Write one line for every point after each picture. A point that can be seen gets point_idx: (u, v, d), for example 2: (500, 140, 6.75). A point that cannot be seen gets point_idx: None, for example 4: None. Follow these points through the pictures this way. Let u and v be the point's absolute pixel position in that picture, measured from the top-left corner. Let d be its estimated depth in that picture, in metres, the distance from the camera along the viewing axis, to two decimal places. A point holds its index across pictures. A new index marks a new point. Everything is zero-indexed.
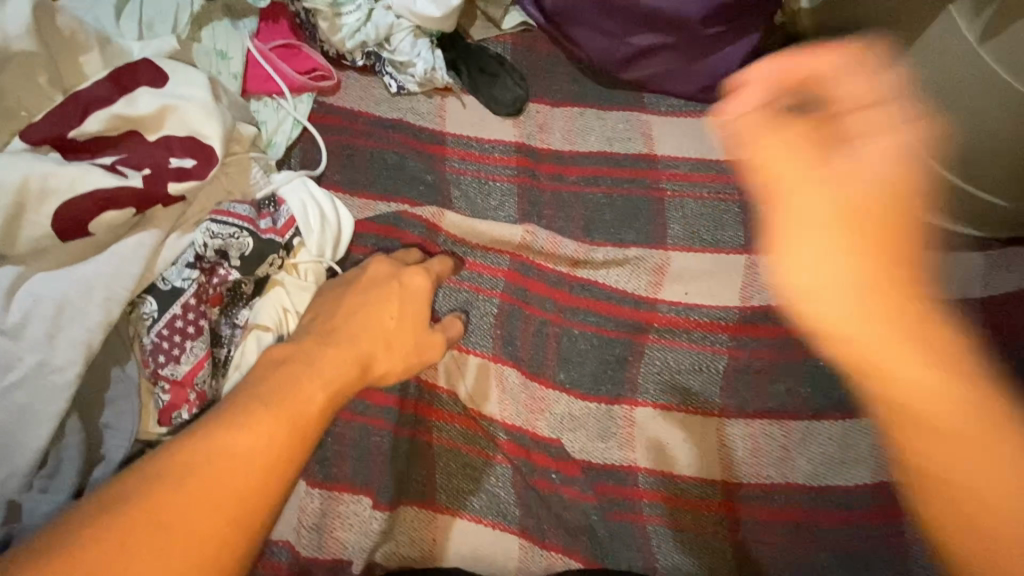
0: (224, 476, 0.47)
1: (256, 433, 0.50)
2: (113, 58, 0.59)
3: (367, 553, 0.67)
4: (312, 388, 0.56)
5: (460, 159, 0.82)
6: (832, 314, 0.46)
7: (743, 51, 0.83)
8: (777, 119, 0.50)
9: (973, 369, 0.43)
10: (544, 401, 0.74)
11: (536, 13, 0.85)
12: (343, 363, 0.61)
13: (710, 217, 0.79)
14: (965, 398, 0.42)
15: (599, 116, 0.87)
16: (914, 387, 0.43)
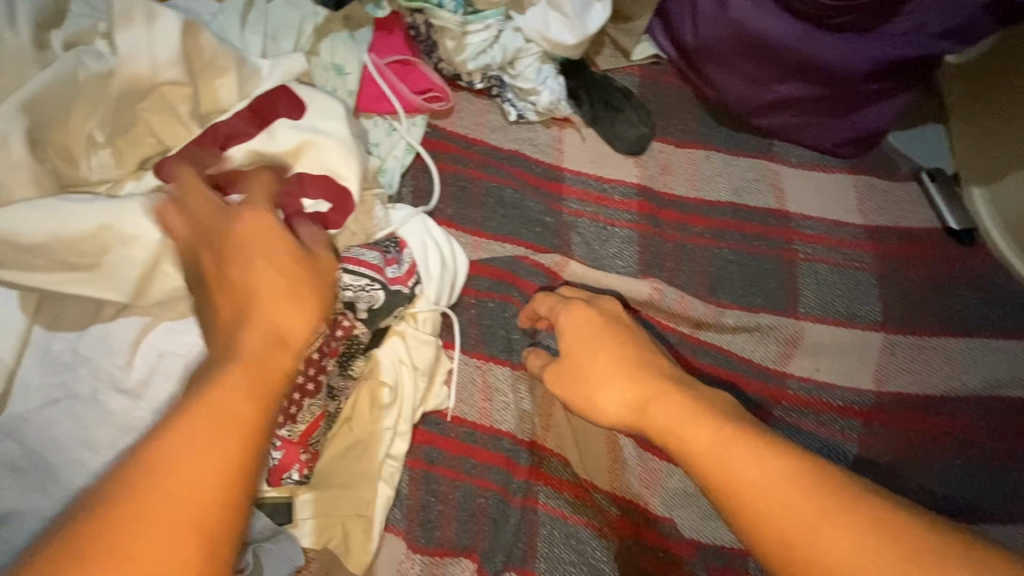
0: (162, 505, 0.31)
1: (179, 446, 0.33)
2: (249, 83, 0.54)
3: None
4: (232, 378, 0.36)
5: (578, 199, 0.76)
6: (682, 450, 0.43)
7: (890, 111, 0.76)
8: (573, 372, 0.56)
9: (741, 442, 0.40)
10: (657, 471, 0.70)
11: (670, 48, 0.79)
12: (247, 370, 0.37)
13: (845, 287, 0.74)
14: (779, 479, 0.37)
15: (727, 161, 0.80)
16: (751, 490, 0.37)
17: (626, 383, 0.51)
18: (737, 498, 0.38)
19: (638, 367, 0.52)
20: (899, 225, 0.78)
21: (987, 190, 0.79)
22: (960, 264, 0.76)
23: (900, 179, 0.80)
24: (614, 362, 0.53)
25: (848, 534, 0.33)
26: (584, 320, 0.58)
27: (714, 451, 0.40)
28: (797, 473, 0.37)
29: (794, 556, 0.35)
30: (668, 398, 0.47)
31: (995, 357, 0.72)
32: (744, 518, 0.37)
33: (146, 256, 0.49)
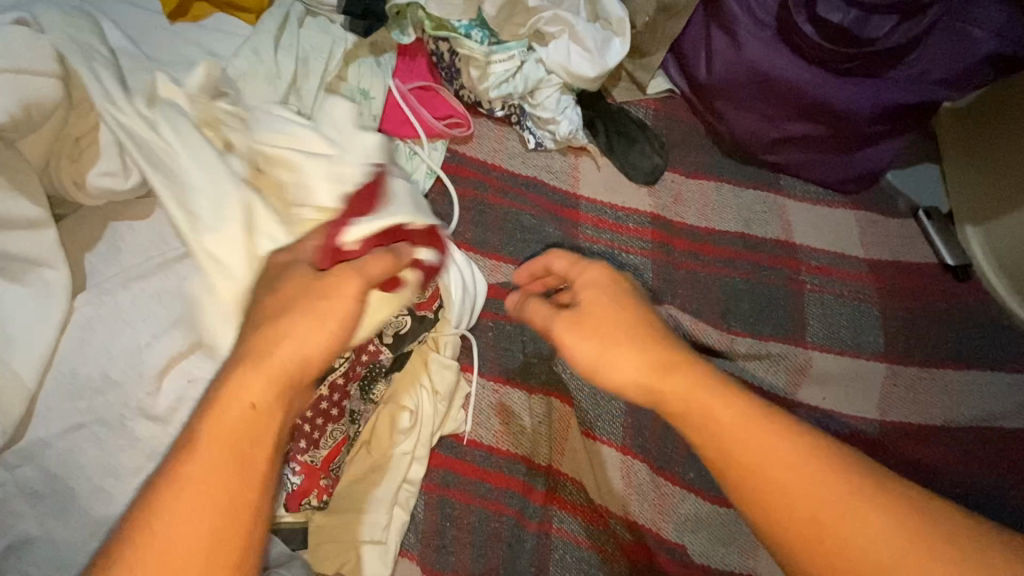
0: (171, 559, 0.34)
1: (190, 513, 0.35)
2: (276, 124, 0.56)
3: None
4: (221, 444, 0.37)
5: (593, 225, 0.78)
6: (715, 445, 0.40)
7: (890, 152, 0.80)
8: (592, 332, 0.45)
9: (787, 457, 0.38)
10: (672, 497, 0.69)
11: (683, 82, 0.82)
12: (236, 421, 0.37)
13: (849, 317, 0.77)
14: (823, 496, 0.37)
15: (735, 193, 0.83)
16: (782, 494, 0.37)
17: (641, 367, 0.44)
18: (758, 492, 0.38)
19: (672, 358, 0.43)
20: (898, 260, 0.81)
21: (982, 230, 0.83)
22: (955, 298, 0.79)
23: (898, 216, 0.85)
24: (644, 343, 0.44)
25: (877, 544, 0.35)
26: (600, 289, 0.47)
27: (757, 447, 0.39)
28: (833, 489, 0.37)
29: (804, 544, 0.36)
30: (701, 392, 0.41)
31: (993, 389, 0.74)
32: (760, 505, 0.38)
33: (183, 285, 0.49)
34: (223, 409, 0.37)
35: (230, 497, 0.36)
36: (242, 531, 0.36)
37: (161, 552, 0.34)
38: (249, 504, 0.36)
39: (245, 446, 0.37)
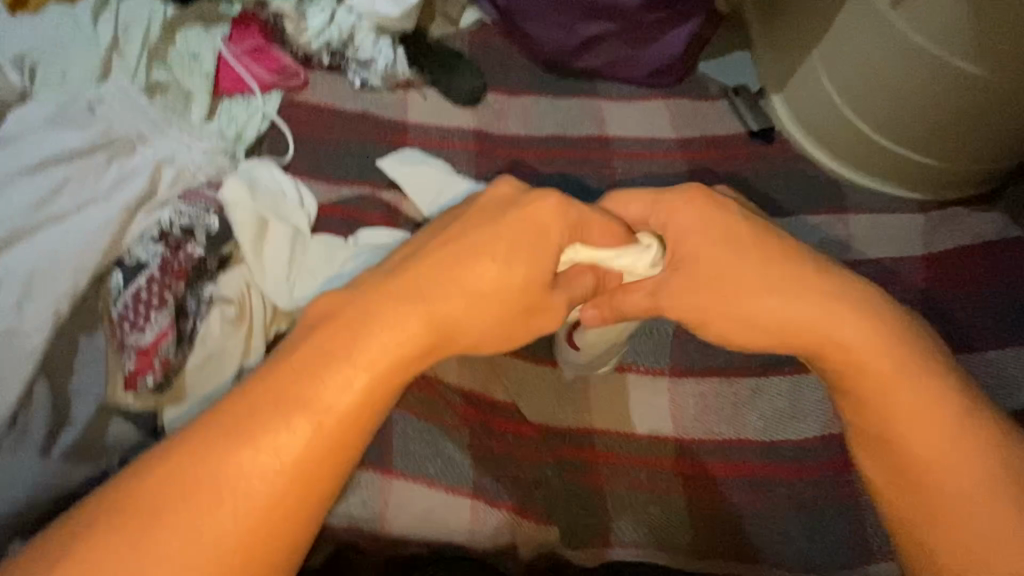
0: (245, 494, 0.38)
1: (271, 471, 0.39)
2: (113, 94, 0.70)
3: None
4: (349, 375, 0.41)
5: (420, 145, 0.87)
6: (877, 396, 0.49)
7: (687, 33, 0.89)
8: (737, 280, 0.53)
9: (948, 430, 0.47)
10: (507, 368, 0.78)
11: (492, 13, 0.93)
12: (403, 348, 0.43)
13: (657, 188, 0.85)
14: (938, 451, 0.47)
15: (553, 102, 0.91)
16: (903, 433, 0.48)
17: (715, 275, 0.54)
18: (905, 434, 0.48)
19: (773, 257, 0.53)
20: (708, 135, 0.89)
21: (783, 96, 0.89)
22: (763, 159, 0.87)
23: (710, 99, 0.92)
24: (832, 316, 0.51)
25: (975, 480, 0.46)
26: (497, 226, 0.49)
27: (931, 423, 0.48)
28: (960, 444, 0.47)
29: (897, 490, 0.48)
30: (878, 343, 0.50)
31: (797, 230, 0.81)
32: (905, 445, 0.48)
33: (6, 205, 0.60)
34: (417, 331, 0.44)
35: (351, 414, 0.41)
36: (314, 493, 0.40)
37: (216, 502, 0.38)
38: (348, 436, 0.41)
39: (369, 389, 0.42)
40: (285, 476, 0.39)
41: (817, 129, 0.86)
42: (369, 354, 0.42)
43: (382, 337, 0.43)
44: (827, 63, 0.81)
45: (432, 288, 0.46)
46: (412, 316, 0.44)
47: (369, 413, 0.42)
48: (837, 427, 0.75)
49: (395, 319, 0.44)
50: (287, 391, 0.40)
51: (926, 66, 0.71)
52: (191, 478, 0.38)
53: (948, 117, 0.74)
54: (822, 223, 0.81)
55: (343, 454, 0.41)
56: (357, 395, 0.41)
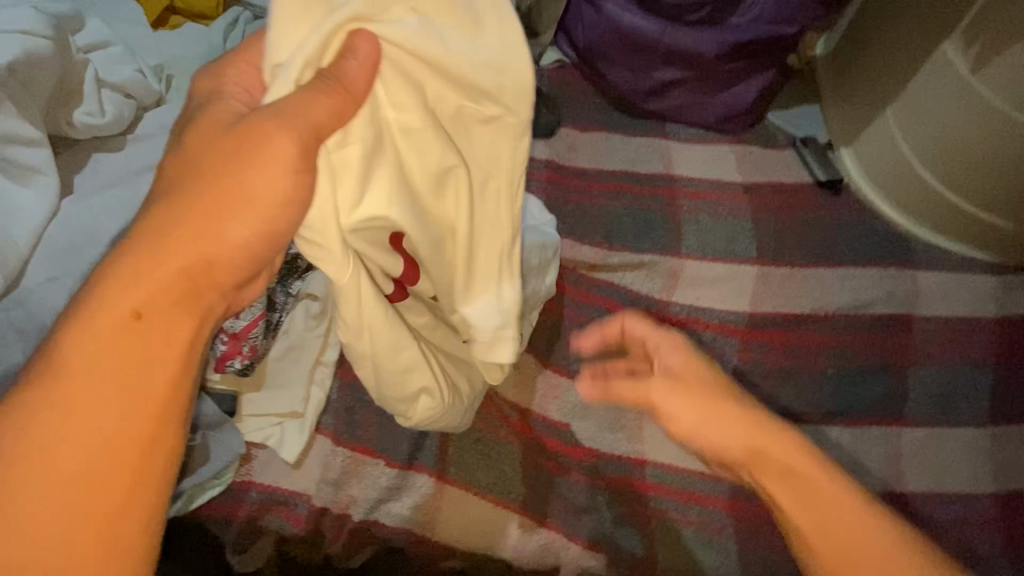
0: (64, 440, 0.37)
1: (82, 395, 0.38)
2: None
3: (373, 505, 0.71)
4: (123, 301, 0.38)
5: None
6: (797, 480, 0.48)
7: (757, 87, 0.93)
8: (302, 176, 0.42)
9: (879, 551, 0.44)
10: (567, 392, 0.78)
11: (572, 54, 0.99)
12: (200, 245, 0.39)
13: (724, 231, 0.86)
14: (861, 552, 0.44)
15: (623, 141, 0.96)
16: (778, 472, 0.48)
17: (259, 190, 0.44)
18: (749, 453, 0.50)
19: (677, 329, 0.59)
20: (775, 182, 0.90)
21: (852, 150, 0.91)
22: (830, 209, 0.88)
23: (777, 147, 0.94)
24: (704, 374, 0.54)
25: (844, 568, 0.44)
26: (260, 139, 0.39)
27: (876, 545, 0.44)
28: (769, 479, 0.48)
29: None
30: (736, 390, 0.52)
31: (864, 281, 0.81)
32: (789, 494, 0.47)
33: (136, 193, 0.67)
34: (159, 261, 0.39)
35: (149, 363, 0.39)
36: (150, 407, 0.38)
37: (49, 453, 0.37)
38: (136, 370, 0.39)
39: (160, 332, 0.39)
40: (112, 434, 0.38)
41: (890, 185, 0.86)
42: (128, 305, 0.38)
43: (141, 272, 0.39)
44: (901, 119, 0.83)
45: (175, 207, 0.39)
46: (170, 258, 0.39)
47: (163, 360, 0.39)
48: (902, 483, 0.71)
49: (151, 258, 0.39)
50: (51, 385, 0.38)
51: (1015, 140, 0.71)
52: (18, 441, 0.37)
53: None
54: (891, 276, 0.81)
55: (165, 395, 0.39)
56: (94, 341, 0.38)
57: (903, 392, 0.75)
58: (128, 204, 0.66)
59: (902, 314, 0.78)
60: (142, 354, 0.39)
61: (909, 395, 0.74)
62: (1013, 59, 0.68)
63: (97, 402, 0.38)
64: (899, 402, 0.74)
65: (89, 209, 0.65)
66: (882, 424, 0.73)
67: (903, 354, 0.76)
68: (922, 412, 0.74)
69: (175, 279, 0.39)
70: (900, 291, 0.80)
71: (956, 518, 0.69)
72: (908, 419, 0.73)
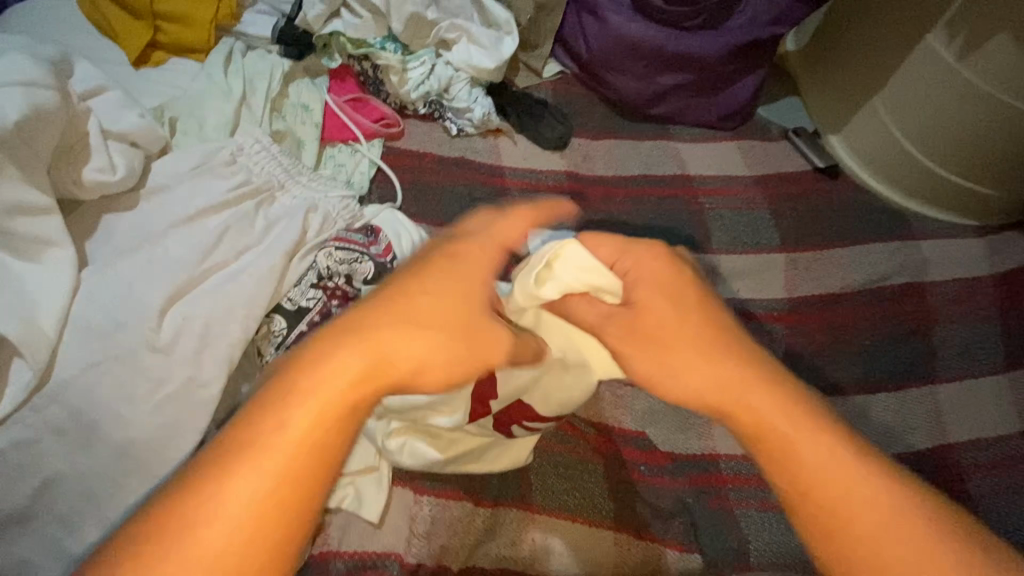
0: (219, 526, 0.34)
1: (252, 476, 0.35)
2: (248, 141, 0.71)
3: (469, 552, 0.67)
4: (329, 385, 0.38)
5: (519, 188, 0.91)
6: (772, 434, 0.43)
7: (752, 84, 0.98)
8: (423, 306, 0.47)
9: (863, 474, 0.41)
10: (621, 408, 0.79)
11: (572, 65, 1.01)
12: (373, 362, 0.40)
13: (747, 223, 0.90)
14: (838, 473, 0.42)
15: (634, 146, 0.98)
16: (815, 480, 0.42)
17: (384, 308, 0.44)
18: (786, 465, 0.43)
19: (711, 322, 0.48)
20: (779, 172, 0.96)
21: (841, 135, 0.99)
22: (834, 193, 0.94)
23: (772, 139, 1.00)
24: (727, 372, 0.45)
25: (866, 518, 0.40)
26: (450, 263, 0.46)
27: (824, 461, 0.42)
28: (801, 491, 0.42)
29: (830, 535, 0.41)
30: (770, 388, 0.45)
31: (878, 256, 0.88)
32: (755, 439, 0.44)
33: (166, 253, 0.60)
34: (351, 360, 0.39)
35: (312, 460, 0.36)
36: (293, 513, 0.36)
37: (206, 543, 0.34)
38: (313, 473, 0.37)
39: (332, 431, 0.37)
40: (248, 525, 0.34)
41: (881, 166, 0.94)
42: (325, 399, 0.37)
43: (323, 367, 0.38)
44: (890, 103, 0.91)
45: (400, 313, 0.42)
46: (358, 354, 0.39)
47: (308, 472, 0.36)
48: (947, 437, 0.77)
49: (330, 357, 0.39)
50: (221, 465, 0.35)
51: (1002, 116, 0.80)
52: (186, 512, 0.34)
53: (1013, 151, 0.84)
54: (897, 249, 0.89)
55: (298, 509, 0.36)
56: (292, 437, 0.36)
57: (931, 353, 0.82)
58: (162, 267, 0.58)
59: (915, 282, 0.86)
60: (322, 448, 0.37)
61: (937, 355, 0.82)
62: (1000, 45, 0.76)
63: (269, 492, 0.35)
64: (929, 363, 0.81)
65: (118, 278, 0.57)
66: (921, 385, 0.80)
67: (924, 319, 0.84)
68: (950, 369, 0.81)
69: (350, 382, 0.38)
70: (909, 261, 0.87)
71: (996, 459, 0.76)
72: (940, 377, 0.81)
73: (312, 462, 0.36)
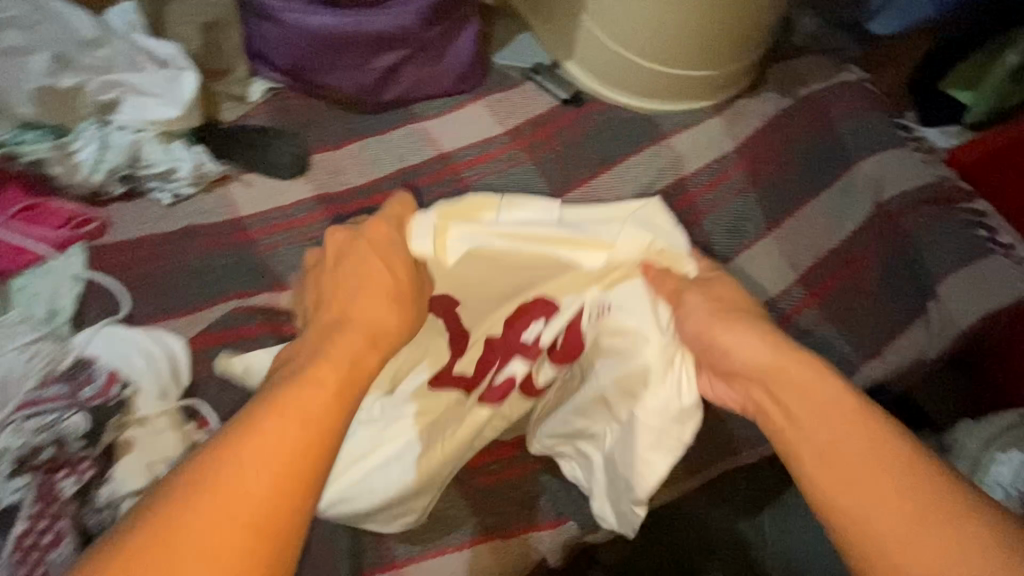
0: (240, 509, 0.37)
1: (254, 470, 0.38)
2: None
3: None
4: (312, 396, 0.42)
5: (268, 235, 0.81)
6: (805, 447, 0.46)
7: (471, 37, 0.93)
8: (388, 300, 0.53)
9: (882, 485, 0.43)
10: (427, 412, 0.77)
11: (280, 77, 0.89)
12: (303, 412, 0.41)
13: (513, 183, 0.88)
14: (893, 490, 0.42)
15: (381, 141, 0.90)
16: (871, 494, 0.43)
17: (368, 330, 0.50)
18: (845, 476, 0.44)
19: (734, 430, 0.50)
20: (530, 117, 0.94)
21: (574, 59, 0.97)
22: (586, 119, 0.94)
23: (514, 85, 0.97)
24: (828, 413, 0.47)
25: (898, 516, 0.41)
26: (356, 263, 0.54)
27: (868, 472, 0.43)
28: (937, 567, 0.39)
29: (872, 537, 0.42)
30: (862, 429, 0.45)
31: (638, 168, 0.90)
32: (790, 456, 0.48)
33: None
34: (306, 390, 0.43)
35: (283, 477, 0.38)
36: (278, 533, 0.37)
37: (211, 525, 0.36)
38: (299, 481, 0.39)
39: (310, 434, 0.41)
40: (257, 521, 0.37)
41: (615, 77, 0.95)
42: (300, 412, 0.41)
43: (296, 386, 0.43)
44: (595, 16, 0.93)
45: (348, 332, 0.49)
46: (320, 387, 0.43)
47: (310, 457, 0.40)
48: None
49: (296, 399, 0.42)
50: (240, 433, 0.39)
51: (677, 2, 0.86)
52: (177, 521, 0.36)
53: (708, 27, 0.88)
54: (653, 155, 0.91)
55: (285, 523, 0.38)
56: (280, 460, 0.39)
57: (709, 240, 0.86)
58: None
59: (677, 180, 0.89)
60: (320, 458, 0.40)
61: (714, 239, 0.86)
62: None
63: (280, 469, 0.38)
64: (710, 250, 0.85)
65: None
66: None
67: (694, 213, 0.87)
68: (727, 246, 0.86)
69: (331, 398, 0.43)
70: (664, 162, 0.90)
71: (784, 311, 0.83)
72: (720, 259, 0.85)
73: (315, 460, 0.40)
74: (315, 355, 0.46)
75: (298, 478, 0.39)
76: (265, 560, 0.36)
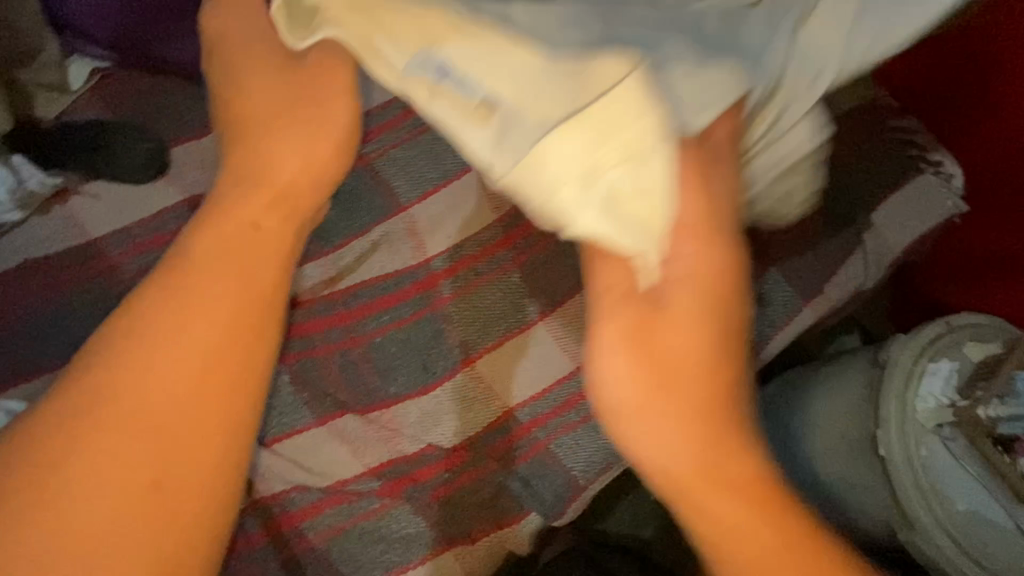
0: (138, 442, 0.44)
1: (148, 400, 0.44)
2: None
3: None
4: (198, 320, 0.47)
5: (136, 256, 0.67)
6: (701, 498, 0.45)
7: None
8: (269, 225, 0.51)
9: (746, 524, 0.44)
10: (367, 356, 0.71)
11: (107, 54, 0.73)
12: (218, 306, 0.48)
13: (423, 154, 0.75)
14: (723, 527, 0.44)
15: None
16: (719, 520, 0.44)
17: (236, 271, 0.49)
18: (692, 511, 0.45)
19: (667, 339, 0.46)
20: None
21: None
22: None
23: None
24: (686, 383, 0.46)
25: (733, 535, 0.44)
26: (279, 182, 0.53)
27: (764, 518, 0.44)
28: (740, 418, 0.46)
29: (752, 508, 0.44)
30: (719, 378, 0.46)
31: None
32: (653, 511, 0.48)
33: None
34: (215, 297, 0.48)
35: (190, 391, 0.45)
36: (184, 462, 0.44)
37: (113, 443, 0.43)
38: (225, 393, 0.47)
39: (213, 364, 0.46)
40: (180, 431, 0.45)
41: None
42: (210, 321, 0.47)
43: (187, 299, 0.47)
44: None
45: (228, 268, 0.49)
46: (229, 278, 0.49)
47: (215, 383, 0.46)
48: None
49: (191, 293, 0.48)
50: (113, 360, 0.45)
51: None
52: (82, 409, 0.44)
53: None
54: None
55: (223, 427, 0.46)
56: (188, 380, 0.46)
57: None
58: None
59: None
60: (223, 381, 0.47)
61: None
62: None
63: (195, 382, 0.46)
64: None
65: None
66: None
67: None
68: None
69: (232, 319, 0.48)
70: None
71: None
72: None
73: (223, 383, 0.47)
74: (207, 271, 0.48)
75: (219, 383, 0.46)
76: (204, 460, 0.45)
